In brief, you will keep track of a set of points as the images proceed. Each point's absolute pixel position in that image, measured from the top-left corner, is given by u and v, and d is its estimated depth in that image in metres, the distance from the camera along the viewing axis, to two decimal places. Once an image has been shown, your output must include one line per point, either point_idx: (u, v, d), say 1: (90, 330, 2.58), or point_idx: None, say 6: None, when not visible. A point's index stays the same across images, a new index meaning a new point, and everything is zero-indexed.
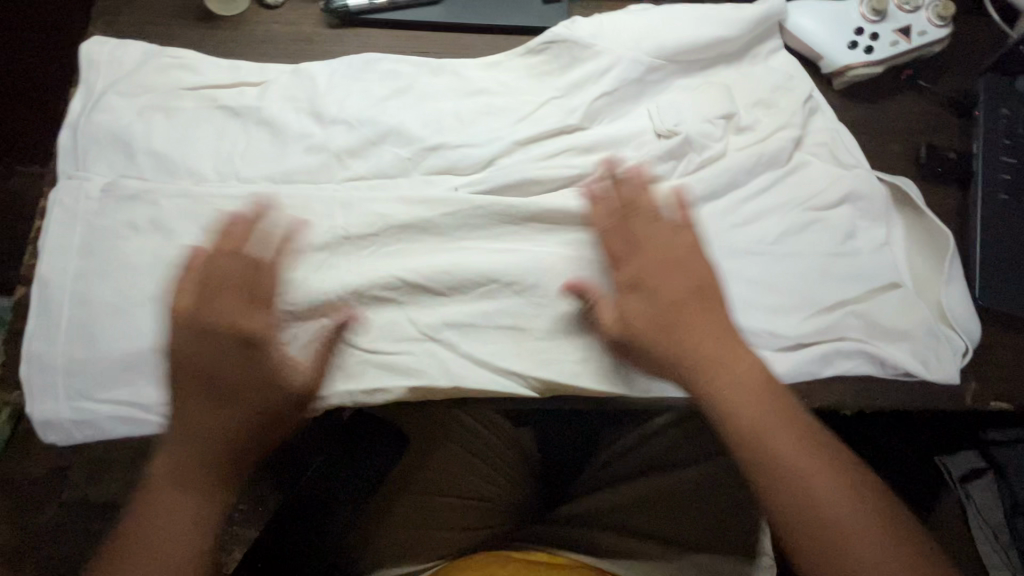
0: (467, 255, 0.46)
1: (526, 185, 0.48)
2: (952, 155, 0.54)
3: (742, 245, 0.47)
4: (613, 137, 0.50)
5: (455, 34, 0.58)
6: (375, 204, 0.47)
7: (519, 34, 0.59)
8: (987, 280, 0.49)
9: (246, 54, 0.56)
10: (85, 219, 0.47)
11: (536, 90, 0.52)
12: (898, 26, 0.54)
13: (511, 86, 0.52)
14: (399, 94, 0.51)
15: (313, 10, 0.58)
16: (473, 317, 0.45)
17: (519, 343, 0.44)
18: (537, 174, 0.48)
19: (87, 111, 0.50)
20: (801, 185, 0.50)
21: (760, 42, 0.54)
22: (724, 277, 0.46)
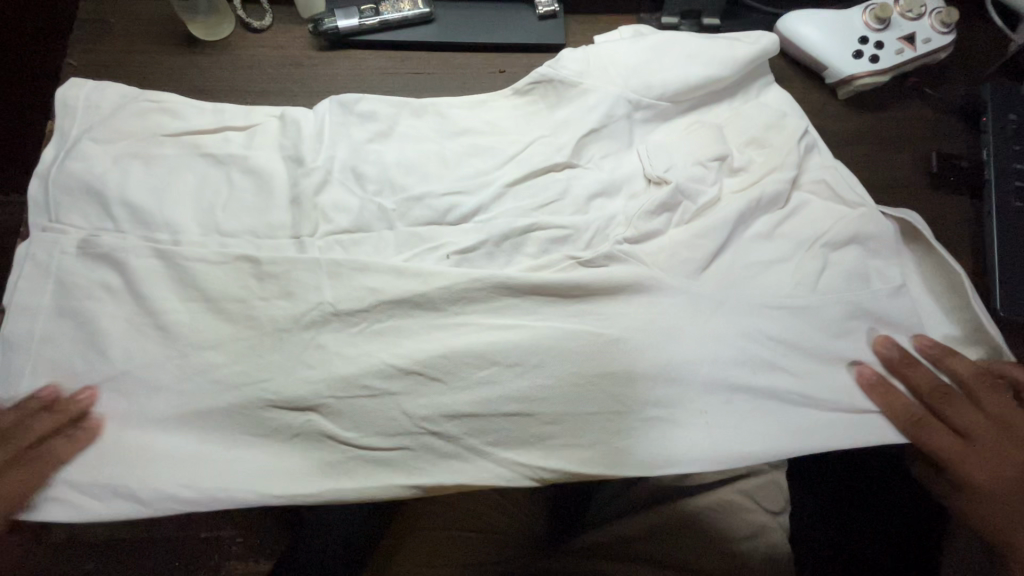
0: (463, 334, 0.41)
1: (528, 233, 0.46)
2: (963, 163, 0.53)
3: (755, 302, 0.43)
4: (608, 182, 0.49)
5: (450, 53, 0.57)
6: (364, 275, 0.42)
7: (516, 51, 0.57)
8: (1010, 292, 0.47)
9: (233, 80, 0.54)
10: (57, 276, 0.42)
11: (524, 130, 0.50)
12: (902, 34, 0.53)
13: (500, 127, 0.51)
14: (380, 138, 0.49)
15: (302, 32, 0.56)
16: (469, 400, 0.40)
17: (524, 429, 0.40)
18: (530, 219, 0.46)
19: (59, 161, 0.46)
20: (810, 224, 0.47)
21: (751, 77, 0.53)
22: (736, 340, 0.42)
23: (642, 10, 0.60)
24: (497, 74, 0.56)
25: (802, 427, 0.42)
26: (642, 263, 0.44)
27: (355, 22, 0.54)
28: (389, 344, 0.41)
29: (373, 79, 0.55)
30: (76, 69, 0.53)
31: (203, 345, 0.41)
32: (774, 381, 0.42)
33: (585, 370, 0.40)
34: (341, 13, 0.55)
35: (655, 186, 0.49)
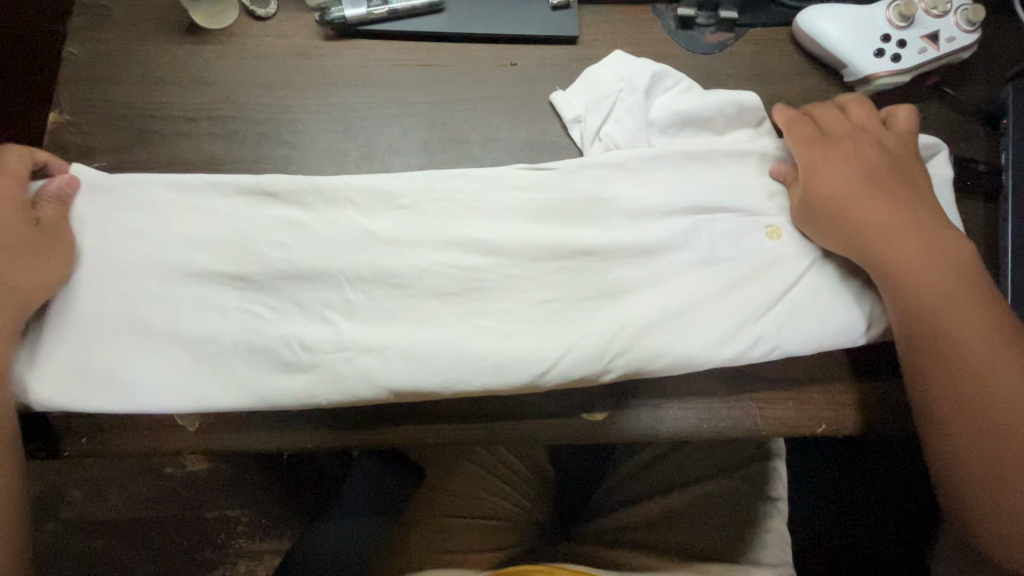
0: (421, 259, 0.45)
1: (471, 270, 0.45)
2: (980, 167, 0.52)
3: (666, 266, 0.47)
4: (590, 265, 0.47)
5: (460, 45, 0.55)
6: (305, 291, 0.44)
7: (527, 45, 0.56)
8: (1017, 298, 0.48)
9: (234, 75, 0.52)
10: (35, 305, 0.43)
11: (405, 265, 0.45)
12: (926, 31, 0.51)
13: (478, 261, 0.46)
14: (298, 283, 0.44)
15: (307, 21, 0.54)
16: (410, 287, 0.45)
17: (489, 274, 0.45)
18: (457, 262, 0.45)
19: None
20: (750, 288, 0.47)
21: (743, 239, 0.48)
22: (667, 264, 0.47)
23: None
24: (508, 67, 0.55)
25: (692, 264, 0.47)
26: (623, 301, 0.46)
27: (363, 11, 0.53)
28: (324, 331, 0.44)
29: (382, 71, 0.54)
30: (75, 57, 0.51)
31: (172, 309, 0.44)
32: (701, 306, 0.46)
33: (548, 315, 0.45)
34: (349, 1, 0.53)
35: (626, 226, 0.48)
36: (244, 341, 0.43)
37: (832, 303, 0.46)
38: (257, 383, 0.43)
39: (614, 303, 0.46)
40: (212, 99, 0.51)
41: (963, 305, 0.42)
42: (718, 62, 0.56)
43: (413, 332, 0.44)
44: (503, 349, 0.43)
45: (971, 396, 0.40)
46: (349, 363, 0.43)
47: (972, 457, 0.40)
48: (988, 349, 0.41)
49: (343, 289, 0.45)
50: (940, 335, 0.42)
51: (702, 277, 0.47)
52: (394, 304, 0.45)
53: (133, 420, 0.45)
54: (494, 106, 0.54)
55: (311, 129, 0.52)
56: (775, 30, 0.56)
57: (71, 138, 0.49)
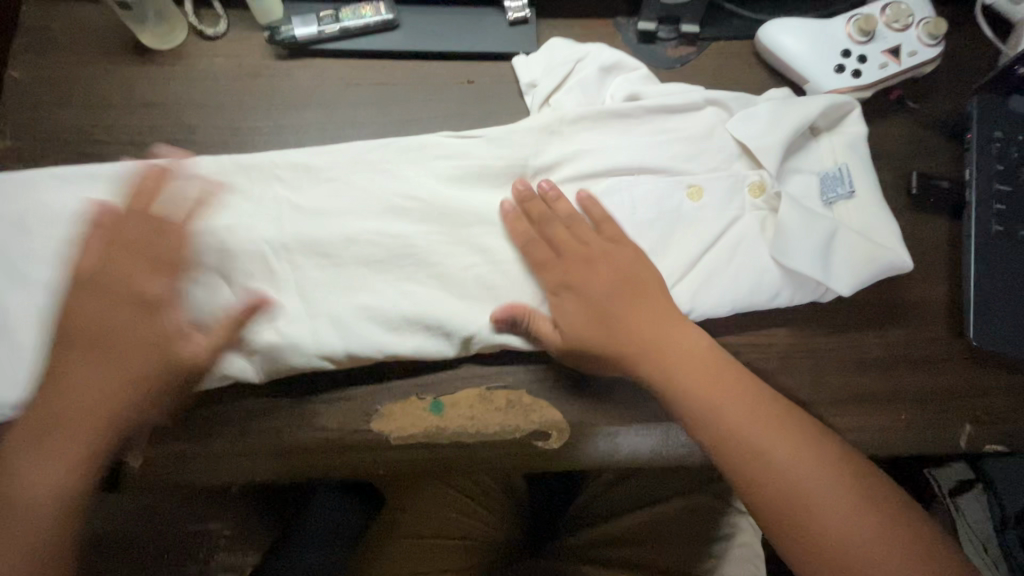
0: (362, 280, 0.44)
1: (413, 290, 0.44)
2: (944, 183, 0.51)
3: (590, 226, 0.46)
4: (535, 275, 0.45)
5: (415, 63, 0.54)
6: (239, 309, 0.43)
7: (483, 61, 0.55)
8: (978, 318, 0.47)
9: (180, 95, 0.51)
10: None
11: (349, 284, 0.44)
12: (887, 45, 0.50)
13: (425, 279, 0.45)
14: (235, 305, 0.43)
15: (257, 40, 0.53)
16: (352, 308, 0.43)
17: (431, 293, 0.44)
18: (403, 281, 0.44)
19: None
20: (675, 249, 0.46)
21: (673, 198, 0.47)
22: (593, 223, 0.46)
23: (619, 15, 0.57)
24: (464, 84, 0.54)
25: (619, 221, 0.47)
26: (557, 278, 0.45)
27: (313, 30, 0.52)
28: (261, 353, 0.43)
29: (334, 90, 0.53)
30: (17, 81, 0.50)
31: None
32: None
33: (484, 289, 0.45)
34: (299, 20, 0.52)
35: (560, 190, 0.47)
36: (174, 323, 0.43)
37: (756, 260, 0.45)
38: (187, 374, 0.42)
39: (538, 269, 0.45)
40: (159, 121, 0.50)
41: (688, 362, 0.40)
42: (679, 77, 0.55)
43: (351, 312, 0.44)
44: (438, 333, 0.44)
45: (740, 441, 0.38)
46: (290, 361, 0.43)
47: (789, 534, 0.37)
48: (735, 406, 0.39)
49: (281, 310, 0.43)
50: (716, 400, 0.40)
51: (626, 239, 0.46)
52: (334, 325, 0.43)
53: None
54: (450, 125, 0.53)
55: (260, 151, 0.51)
56: (737, 44, 0.55)
57: (12, 165, 0.48)
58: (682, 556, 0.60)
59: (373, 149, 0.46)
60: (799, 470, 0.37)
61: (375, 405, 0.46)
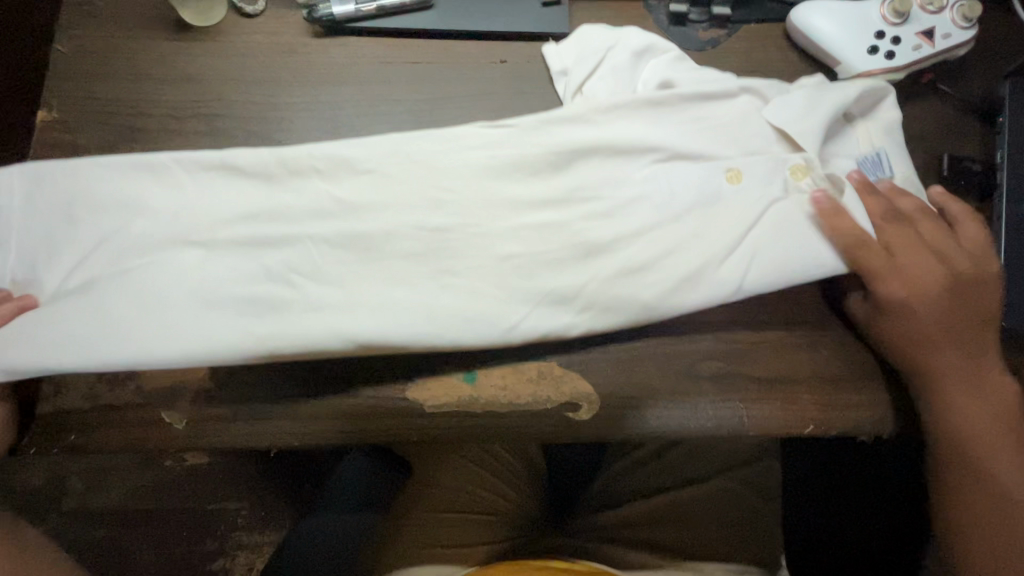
0: (403, 261, 0.45)
1: (451, 268, 0.45)
2: (975, 166, 0.51)
3: (628, 214, 0.47)
4: (575, 257, 0.46)
5: (449, 42, 0.55)
6: (285, 287, 0.44)
7: (516, 41, 0.55)
8: (1008, 301, 0.47)
9: (221, 70, 0.52)
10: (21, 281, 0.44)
11: (391, 263, 0.45)
12: (921, 27, 0.51)
13: (469, 261, 0.45)
14: (279, 283, 0.44)
15: (295, 18, 0.54)
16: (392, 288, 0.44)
17: (474, 273, 0.45)
18: (445, 261, 0.45)
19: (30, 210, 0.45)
20: (717, 234, 0.46)
21: (708, 185, 0.47)
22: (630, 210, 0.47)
23: None
24: (497, 64, 0.55)
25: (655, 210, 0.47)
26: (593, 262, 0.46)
27: (351, 8, 0.53)
28: (306, 326, 0.43)
29: (370, 67, 0.53)
30: (63, 55, 0.51)
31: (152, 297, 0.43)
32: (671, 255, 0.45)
33: (526, 270, 0.45)
34: None
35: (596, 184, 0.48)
36: (218, 307, 0.43)
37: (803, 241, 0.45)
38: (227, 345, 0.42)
39: (578, 252, 0.46)
40: (200, 96, 0.51)
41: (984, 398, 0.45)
42: (711, 59, 0.55)
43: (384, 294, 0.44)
44: (481, 311, 0.44)
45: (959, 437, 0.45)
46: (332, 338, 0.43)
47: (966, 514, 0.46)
48: (977, 416, 0.45)
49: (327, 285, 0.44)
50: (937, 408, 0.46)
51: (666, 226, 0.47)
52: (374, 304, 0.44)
53: (120, 413, 0.45)
54: (483, 104, 0.54)
55: (298, 127, 0.52)
56: (769, 25, 0.55)
57: (59, 136, 0.49)
58: (707, 538, 0.61)
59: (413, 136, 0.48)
60: (984, 428, 0.45)
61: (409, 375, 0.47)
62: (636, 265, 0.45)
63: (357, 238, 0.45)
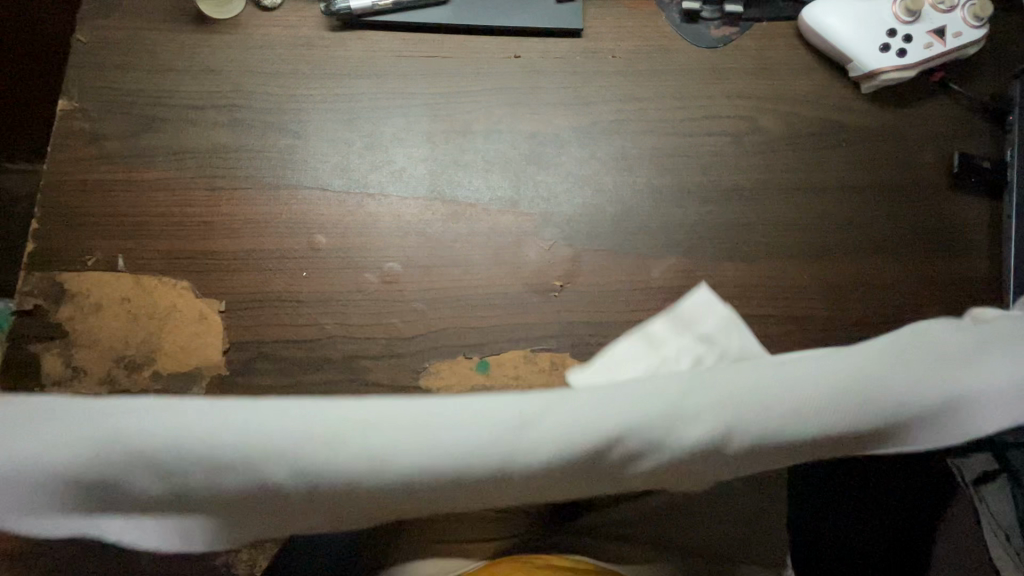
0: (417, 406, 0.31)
1: (481, 432, 0.30)
2: (985, 164, 0.52)
3: (725, 415, 0.32)
4: (671, 432, 0.31)
5: (464, 37, 0.55)
6: (229, 464, 0.28)
7: (531, 37, 0.56)
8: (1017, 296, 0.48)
9: (240, 63, 0.53)
10: None
11: (381, 424, 0.30)
12: (933, 26, 0.51)
13: (509, 432, 0.30)
14: (212, 462, 0.29)
15: (313, 11, 0.54)
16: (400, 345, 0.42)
17: (511, 451, 0.30)
18: (465, 412, 0.30)
19: None
20: (857, 419, 0.32)
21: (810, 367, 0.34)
22: (725, 412, 0.32)
23: None
24: (512, 59, 0.55)
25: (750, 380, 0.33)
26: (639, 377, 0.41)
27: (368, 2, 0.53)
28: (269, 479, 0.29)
29: (386, 61, 0.54)
30: (85, 45, 0.51)
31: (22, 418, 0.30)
32: (809, 411, 0.32)
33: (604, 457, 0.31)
34: None
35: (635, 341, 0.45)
36: (131, 460, 0.29)
37: (957, 411, 0.33)
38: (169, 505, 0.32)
39: (674, 415, 0.31)
40: (219, 87, 0.52)
41: None
42: (723, 56, 0.56)
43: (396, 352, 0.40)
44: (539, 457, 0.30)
45: None
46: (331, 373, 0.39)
47: None
48: None
49: (289, 445, 0.29)
50: None
51: (794, 405, 0.32)
52: None
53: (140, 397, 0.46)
54: (498, 98, 0.54)
55: (315, 119, 0.52)
56: (781, 23, 0.56)
57: (80, 126, 0.50)
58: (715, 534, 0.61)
59: None
60: None
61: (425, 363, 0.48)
62: (747, 404, 0.32)
63: None
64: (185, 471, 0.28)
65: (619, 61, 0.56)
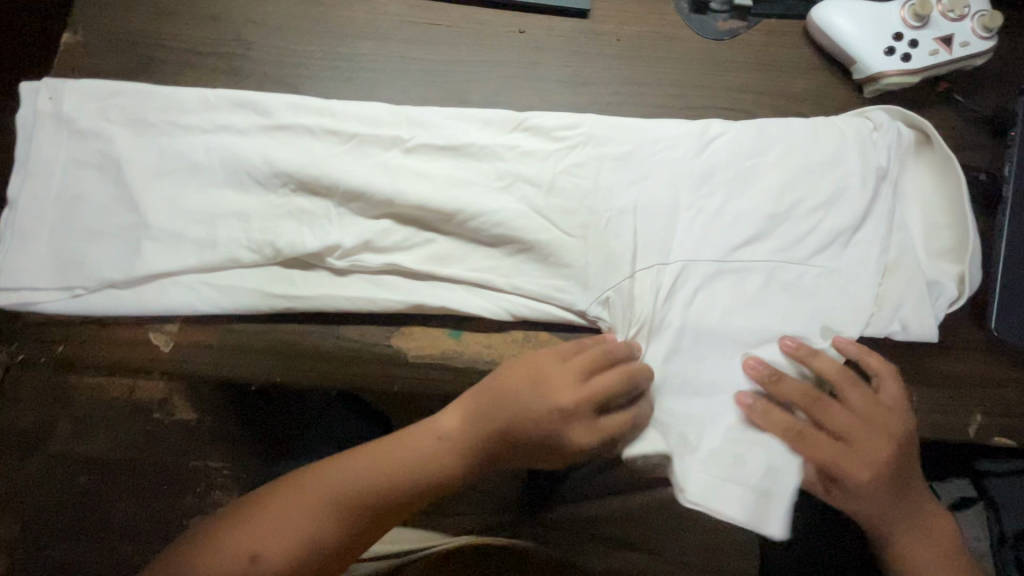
0: (448, 287, 0.47)
1: (482, 211, 0.47)
2: (979, 177, 0.51)
3: (669, 287, 0.47)
4: (622, 224, 0.48)
5: (470, 7, 0.55)
6: (308, 239, 0.46)
7: (535, 14, 0.56)
8: (1004, 311, 0.47)
9: (244, 13, 0.53)
10: (23, 207, 0.44)
11: (436, 179, 0.48)
12: (940, 33, 0.51)
13: (504, 176, 0.48)
14: (310, 267, 0.46)
15: None
16: (414, 260, 0.47)
17: (498, 198, 0.48)
18: (473, 144, 0.49)
19: (21, 167, 0.45)
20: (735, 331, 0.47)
21: (746, 232, 0.48)
22: (669, 230, 0.48)
23: None
24: (516, 34, 0.55)
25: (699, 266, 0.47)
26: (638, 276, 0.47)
27: None
28: (355, 290, 0.46)
29: (389, 25, 0.54)
30: None
31: (173, 172, 0.46)
32: (710, 289, 0.47)
33: (572, 264, 0.47)
34: None
35: (648, 239, 0.48)
36: (250, 260, 0.45)
37: (820, 291, 0.47)
38: (250, 317, 0.46)
39: (619, 292, 0.47)
40: (222, 36, 0.52)
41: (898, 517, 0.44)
42: (727, 49, 0.55)
43: (416, 284, 0.47)
44: (524, 288, 0.47)
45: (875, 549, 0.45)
46: (340, 289, 0.46)
47: None
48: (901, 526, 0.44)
49: (376, 268, 0.46)
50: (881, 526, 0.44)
51: (711, 282, 0.47)
52: (397, 279, 0.47)
53: (109, 330, 0.45)
54: (497, 72, 0.54)
55: (314, 76, 0.52)
56: (787, 21, 0.56)
57: (80, 60, 0.50)
58: None
59: (449, 114, 0.50)
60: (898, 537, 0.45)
61: (397, 323, 0.47)
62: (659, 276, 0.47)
63: (359, 190, 0.46)
64: (297, 242, 0.45)
65: (622, 44, 0.55)
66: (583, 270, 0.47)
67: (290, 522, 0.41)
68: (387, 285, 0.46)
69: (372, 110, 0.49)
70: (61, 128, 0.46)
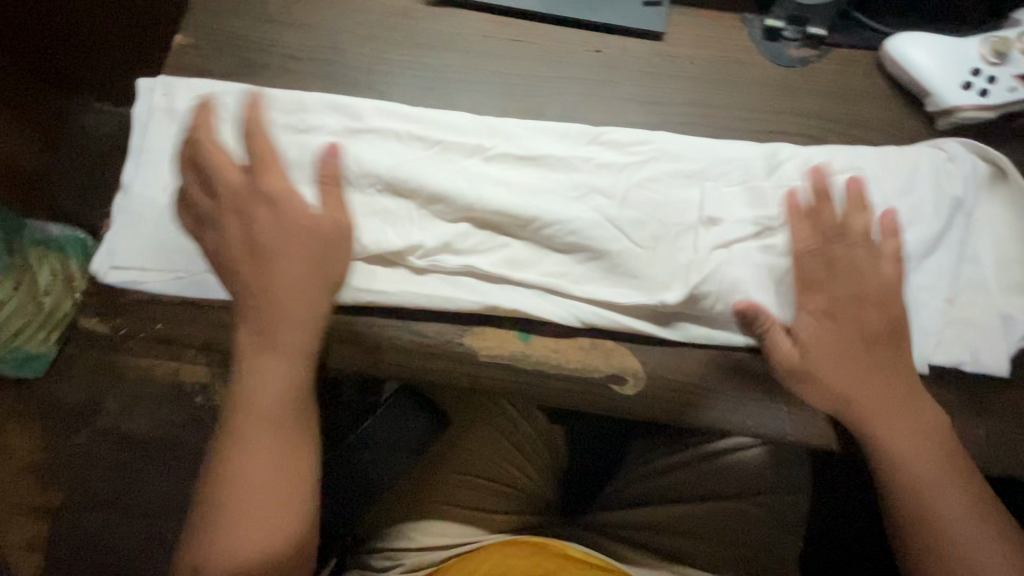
0: (521, 291, 0.49)
1: (558, 219, 0.49)
2: None
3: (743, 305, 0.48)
4: (693, 239, 0.49)
5: (550, 26, 0.58)
6: (393, 238, 0.48)
7: (612, 35, 0.58)
8: None
9: (340, 23, 0.56)
10: (134, 192, 0.48)
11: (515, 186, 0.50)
12: (1019, 71, 0.51)
13: (580, 187, 0.50)
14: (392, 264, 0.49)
15: None
16: (490, 263, 0.49)
17: (573, 208, 0.49)
18: (551, 156, 0.51)
19: (135, 155, 0.49)
20: None
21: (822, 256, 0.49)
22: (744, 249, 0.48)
23: (748, 10, 0.59)
24: (593, 53, 0.57)
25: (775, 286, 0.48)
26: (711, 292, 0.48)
27: None
28: (433, 289, 0.48)
29: (473, 39, 0.57)
30: None
31: None
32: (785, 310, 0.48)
33: (642, 276, 0.49)
34: None
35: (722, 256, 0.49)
36: None
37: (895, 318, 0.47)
38: (333, 308, 0.48)
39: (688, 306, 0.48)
40: (318, 42, 0.55)
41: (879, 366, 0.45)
42: (799, 76, 0.57)
43: (490, 286, 0.49)
44: (594, 297, 0.48)
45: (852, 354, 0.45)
46: (419, 286, 0.48)
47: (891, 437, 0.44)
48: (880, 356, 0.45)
49: (453, 269, 0.48)
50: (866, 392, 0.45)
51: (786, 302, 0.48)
52: (472, 281, 0.49)
53: (203, 312, 0.48)
54: (573, 88, 0.56)
55: (401, 84, 0.55)
56: (860, 52, 0.57)
57: (189, 59, 0.54)
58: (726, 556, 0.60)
59: (529, 126, 0.52)
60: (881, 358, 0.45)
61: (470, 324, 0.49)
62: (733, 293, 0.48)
63: (443, 193, 0.49)
64: (383, 240, 0.48)
65: (695, 67, 0.57)
66: (653, 283, 0.48)
67: (274, 524, 0.40)
68: (464, 286, 0.48)
69: (457, 119, 0.51)
70: (172, 121, 0.50)
